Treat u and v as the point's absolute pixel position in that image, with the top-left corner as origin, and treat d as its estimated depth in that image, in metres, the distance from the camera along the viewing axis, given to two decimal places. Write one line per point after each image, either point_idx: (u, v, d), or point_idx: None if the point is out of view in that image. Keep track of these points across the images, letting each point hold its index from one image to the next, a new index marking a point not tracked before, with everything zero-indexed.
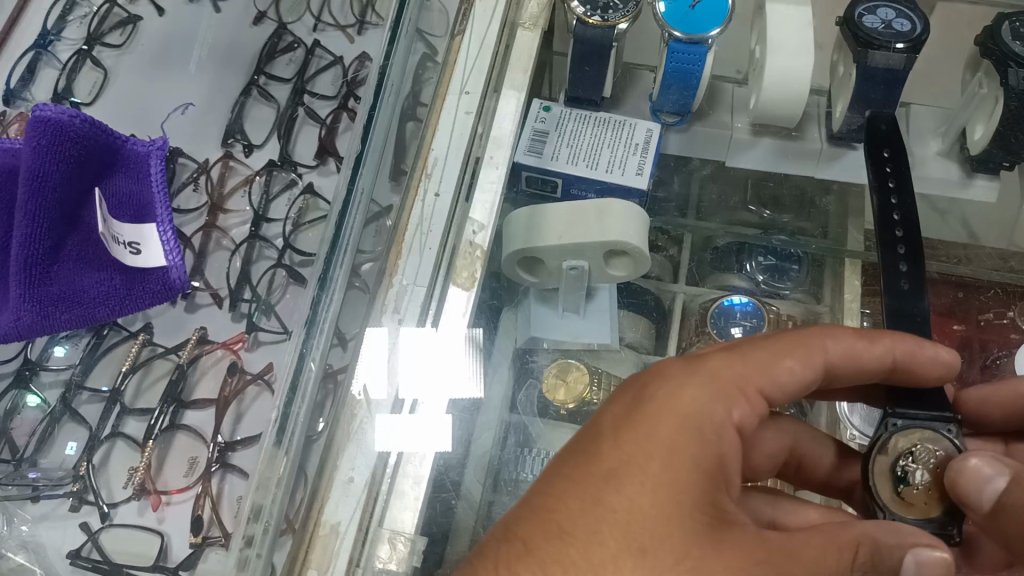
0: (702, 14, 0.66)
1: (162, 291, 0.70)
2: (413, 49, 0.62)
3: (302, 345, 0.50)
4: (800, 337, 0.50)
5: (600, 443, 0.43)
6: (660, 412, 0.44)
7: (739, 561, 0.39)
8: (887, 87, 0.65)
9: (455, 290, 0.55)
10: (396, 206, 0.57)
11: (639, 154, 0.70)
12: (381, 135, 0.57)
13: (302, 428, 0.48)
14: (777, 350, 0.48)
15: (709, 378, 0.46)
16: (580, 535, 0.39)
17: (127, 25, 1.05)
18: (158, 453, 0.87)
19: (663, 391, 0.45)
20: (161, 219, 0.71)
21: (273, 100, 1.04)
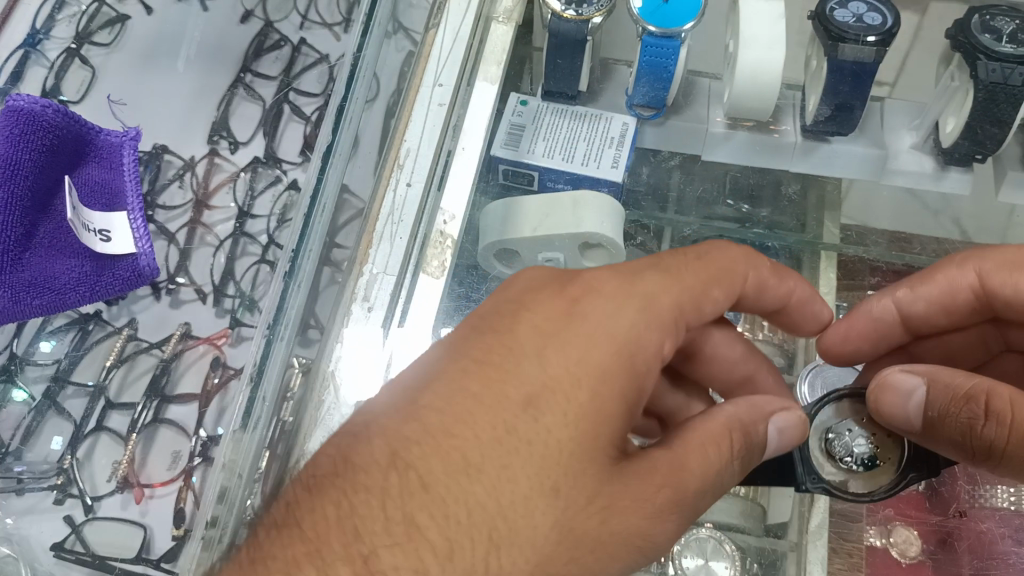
0: (676, 9, 0.66)
1: (133, 278, 0.76)
2: (385, 45, 0.64)
3: (269, 335, 0.52)
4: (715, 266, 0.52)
5: (520, 358, 0.44)
6: (584, 331, 0.45)
7: (638, 497, 0.42)
8: (854, 79, 0.66)
9: (426, 279, 0.58)
10: (369, 196, 0.58)
11: (615, 147, 0.70)
12: (352, 133, 0.59)
13: (265, 415, 0.50)
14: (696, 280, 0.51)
15: (635, 295, 0.47)
16: (488, 472, 0.41)
17: (116, 24, 1.05)
18: (141, 448, 0.88)
19: (592, 308, 0.46)
20: (131, 207, 0.77)
21: (259, 99, 1.04)
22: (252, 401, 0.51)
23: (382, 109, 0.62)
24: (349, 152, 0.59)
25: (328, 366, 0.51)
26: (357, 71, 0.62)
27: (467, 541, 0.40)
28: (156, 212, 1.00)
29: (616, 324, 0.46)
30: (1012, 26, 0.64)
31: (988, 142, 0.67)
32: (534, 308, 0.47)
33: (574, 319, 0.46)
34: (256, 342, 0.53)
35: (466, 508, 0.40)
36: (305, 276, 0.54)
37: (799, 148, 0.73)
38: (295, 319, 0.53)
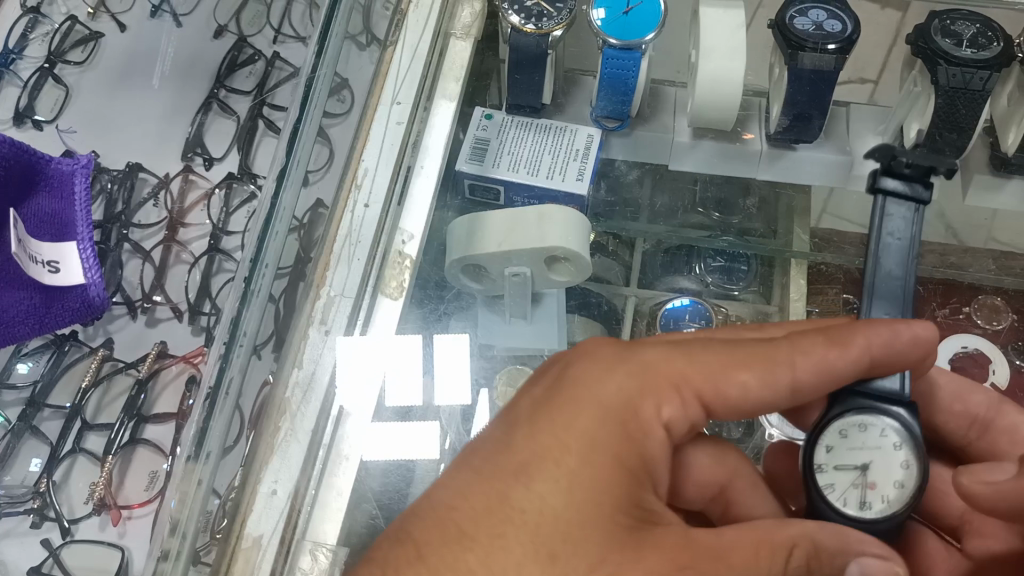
0: (636, 20, 0.66)
1: (82, 309, 0.78)
2: (344, 48, 0.64)
3: (223, 357, 0.51)
4: (770, 348, 0.46)
5: (572, 399, 0.45)
6: (589, 411, 0.45)
7: (661, 567, 0.40)
8: (813, 88, 0.66)
9: (384, 300, 0.58)
10: (329, 210, 0.60)
11: (579, 160, 0.70)
12: (310, 143, 0.59)
13: (222, 435, 0.50)
14: (730, 362, 0.46)
15: (627, 377, 0.46)
16: (491, 533, 0.41)
17: (89, 42, 1.04)
18: (118, 468, 0.88)
19: (590, 376, 0.46)
20: (82, 237, 0.75)
21: (232, 113, 1.03)
22: (204, 424, 0.50)
23: (351, 125, 0.62)
24: (323, 168, 0.61)
25: (286, 393, 0.53)
26: (312, 87, 0.60)
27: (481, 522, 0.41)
28: (130, 231, 1.01)
29: (612, 386, 0.46)
30: (972, 31, 0.65)
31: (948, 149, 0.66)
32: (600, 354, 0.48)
33: (566, 389, 0.46)
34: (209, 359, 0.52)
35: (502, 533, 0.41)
36: (279, 294, 0.55)
37: (764, 156, 0.73)
38: (253, 335, 0.53)
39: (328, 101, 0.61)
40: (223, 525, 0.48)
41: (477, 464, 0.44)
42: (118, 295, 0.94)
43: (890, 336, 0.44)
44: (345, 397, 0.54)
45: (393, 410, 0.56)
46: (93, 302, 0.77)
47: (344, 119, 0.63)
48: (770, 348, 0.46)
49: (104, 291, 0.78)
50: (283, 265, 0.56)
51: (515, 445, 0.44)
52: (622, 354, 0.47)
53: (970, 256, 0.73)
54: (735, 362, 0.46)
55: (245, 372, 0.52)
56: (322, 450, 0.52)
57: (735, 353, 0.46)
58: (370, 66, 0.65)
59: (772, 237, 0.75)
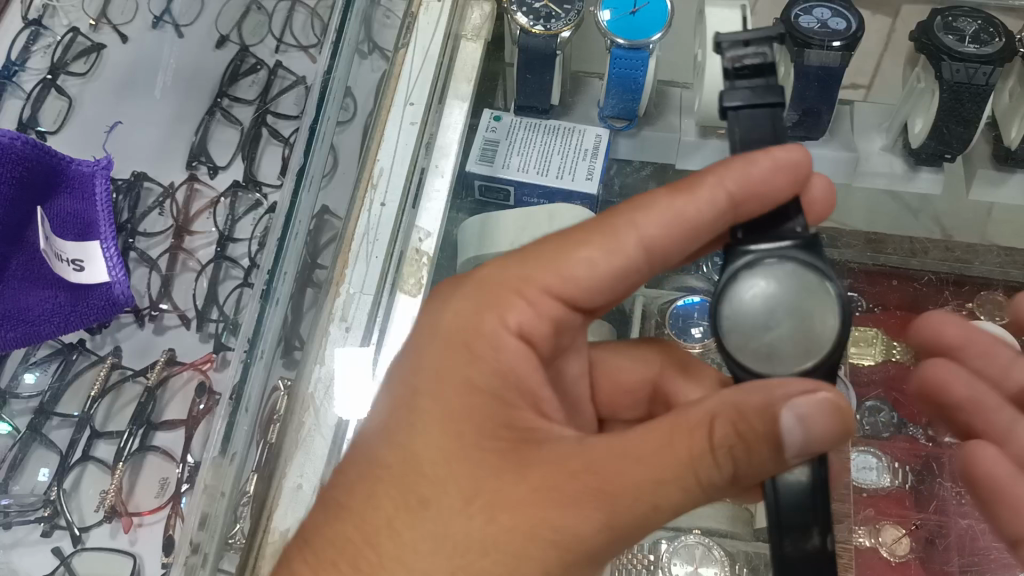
0: (643, 20, 0.67)
1: (107, 307, 0.78)
2: (355, 63, 0.62)
3: (246, 358, 0.51)
4: (609, 226, 0.49)
5: (427, 340, 0.47)
6: (438, 345, 0.47)
7: (543, 483, 0.41)
8: (821, 85, 0.67)
9: (403, 297, 0.58)
10: (344, 214, 0.59)
11: (589, 159, 0.71)
12: (324, 153, 0.58)
13: (246, 438, 0.50)
14: (578, 243, 0.50)
15: (480, 305, 0.48)
16: (358, 500, 0.43)
17: (91, 53, 1.04)
18: (128, 476, 0.88)
19: (433, 311, 0.49)
20: (104, 237, 0.80)
21: (237, 123, 1.03)
22: (228, 431, 0.49)
23: (358, 129, 0.62)
24: (328, 173, 0.59)
25: (308, 389, 0.53)
26: (328, 88, 0.59)
27: (359, 491, 0.43)
28: (136, 239, 0.99)
29: (456, 310, 0.48)
30: (974, 26, 0.66)
31: (954, 142, 0.68)
32: (448, 289, 0.50)
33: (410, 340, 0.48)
34: (231, 366, 0.51)
35: (373, 489, 0.43)
36: (291, 296, 0.54)
37: None
38: (273, 338, 0.52)
39: (339, 112, 0.60)
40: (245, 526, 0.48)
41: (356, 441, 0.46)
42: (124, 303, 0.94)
43: (743, 170, 0.46)
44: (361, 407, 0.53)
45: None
46: (117, 300, 0.77)
47: (350, 126, 0.61)
48: (614, 228, 0.49)
49: (128, 289, 0.78)
50: (300, 269, 0.55)
51: (377, 401, 0.46)
52: (457, 287, 0.50)
53: (975, 252, 0.76)
54: (586, 249, 0.49)
55: (267, 378, 0.51)
56: (345, 447, 0.51)
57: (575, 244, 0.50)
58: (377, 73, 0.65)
59: None
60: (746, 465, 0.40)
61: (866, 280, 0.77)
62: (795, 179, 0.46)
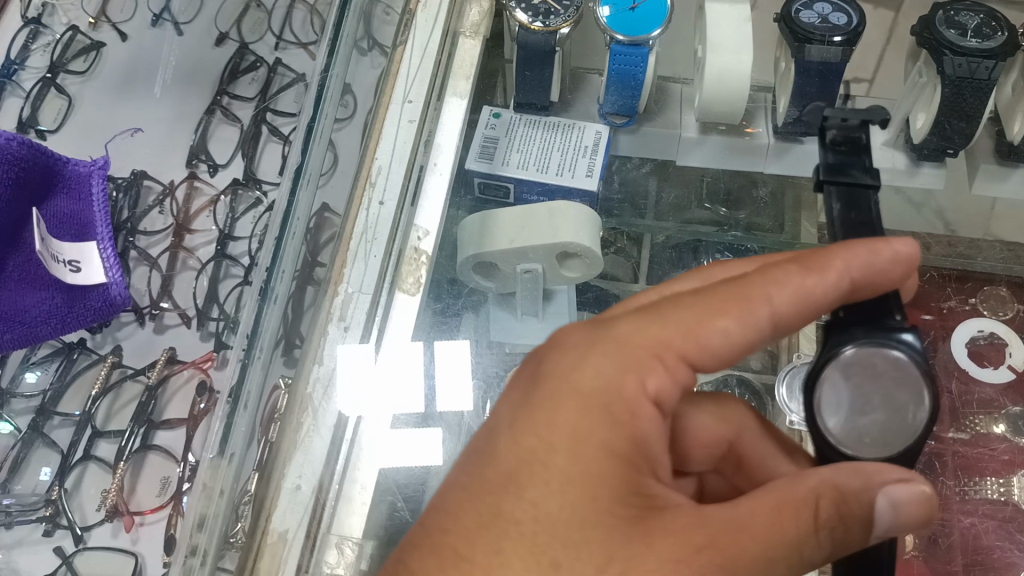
0: (642, 16, 0.67)
1: (104, 308, 0.78)
2: (354, 58, 0.61)
3: (244, 357, 0.50)
4: (743, 287, 0.43)
5: (559, 397, 0.41)
6: (564, 396, 0.41)
7: (671, 555, 0.37)
8: (822, 79, 0.66)
9: (401, 296, 0.59)
10: (342, 213, 0.59)
11: (588, 156, 0.71)
12: (321, 151, 0.57)
13: (245, 436, 0.49)
14: (709, 309, 0.43)
15: (615, 357, 0.42)
16: (480, 560, 0.37)
17: (91, 51, 1.04)
18: (130, 475, 0.87)
19: (567, 360, 0.42)
20: (102, 238, 0.80)
21: (237, 120, 1.03)
22: (226, 430, 0.48)
23: (357, 128, 0.62)
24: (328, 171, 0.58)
25: (307, 389, 0.53)
26: (326, 86, 0.58)
27: (474, 541, 0.38)
28: (137, 238, 1.00)
29: (596, 371, 0.42)
30: (976, 21, 0.65)
31: (956, 136, 0.67)
32: (569, 335, 0.44)
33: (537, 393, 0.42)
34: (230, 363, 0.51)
35: (494, 550, 0.37)
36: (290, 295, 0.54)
37: (771, 150, 0.73)
38: (269, 337, 0.51)
39: (337, 110, 0.59)
40: (242, 528, 0.47)
41: (463, 482, 0.40)
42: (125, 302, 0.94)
43: (869, 257, 0.42)
44: (365, 401, 0.55)
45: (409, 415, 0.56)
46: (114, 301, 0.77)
47: (349, 124, 0.61)
48: (744, 289, 0.43)
49: (126, 290, 0.78)
50: (296, 270, 0.54)
51: (494, 449, 0.40)
52: (596, 337, 0.43)
53: (978, 247, 0.75)
54: (716, 306, 0.43)
55: (265, 378, 0.50)
56: (345, 443, 0.53)
57: (707, 301, 0.43)
58: (374, 73, 0.64)
59: (779, 232, 0.74)
60: (836, 547, 0.40)
61: None
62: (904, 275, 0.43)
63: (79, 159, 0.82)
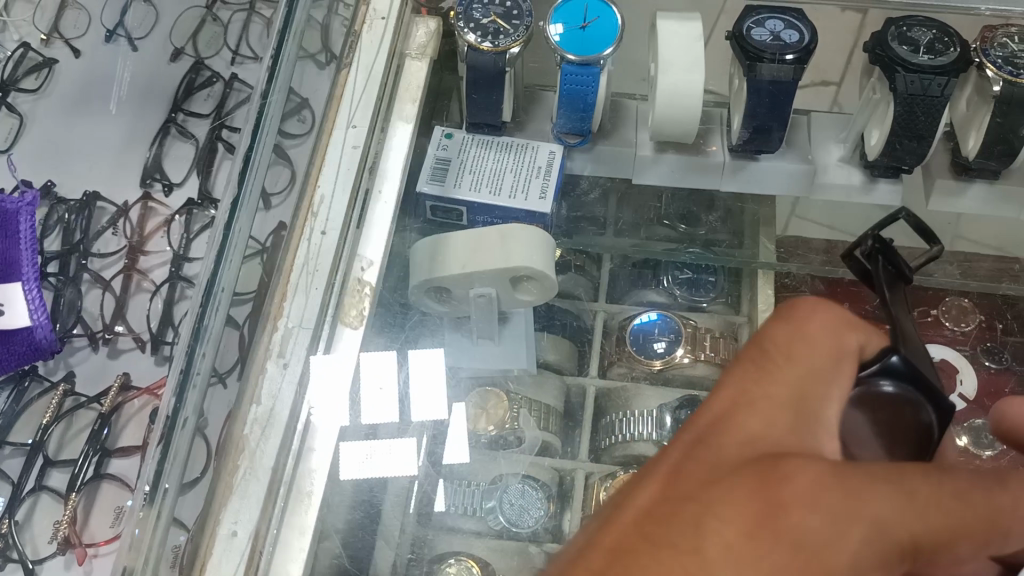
0: (593, 35, 0.66)
1: (29, 352, 0.81)
2: (299, 67, 0.66)
3: (181, 385, 0.53)
4: (996, 507, 0.38)
5: (786, 558, 0.34)
6: (808, 555, 0.34)
7: None
8: (771, 101, 0.65)
9: (346, 330, 0.58)
10: (286, 227, 0.61)
11: (542, 177, 0.69)
12: (265, 160, 0.61)
13: (181, 470, 0.52)
14: (969, 522, 0.37)
15: (867, 536, 0.35)
16: None
17: (43, 68, 1.00)
18: (82, 504, 0.85)
19: (806, 517, 0.35)
20: (26, 278, 0.80)
21: (192, 138, 1.01)
22: (165, 452, 0.51)
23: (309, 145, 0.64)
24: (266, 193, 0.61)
25: (244, 430, 0.53)
26: (264, 115, 0.62)
27: None
28: (90, 260, 0.97)
29: (854, 549, 0.35)
30: (929, 36, 0.64)
31: (908, 157, 0.68)
32: (802, 475, 0.36)
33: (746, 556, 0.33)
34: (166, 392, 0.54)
35: None
36: (241, 319, 0.57)
37: (727, 167, 0.72)
38: (208, 362, 0.55)
39: (284, 122, 0.64)
40: (187, 562, 0.49)
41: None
42: (78, 326, 0.91)
43: None
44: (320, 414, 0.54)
45: (363, 427, 0.57)
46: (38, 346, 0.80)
47: (303, 141, 0.64)
48: (993, 498, 0.38)
49: (51, 334, 0.81)
50: (240, 290, 0.58)
51: None
52: (847, 493, 0.36)
53: (939, 263, 0.72)
54: (971, 518, 0.37)
55: (202, 399, 0.54)
56: (280, 496, 0.52)
57: (975, 505, 0.37)
58: (328, 80, 0.67)
59: (738, 248, 0.74)
60: None
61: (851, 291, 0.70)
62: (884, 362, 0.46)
63: (10, 197, 0.82)
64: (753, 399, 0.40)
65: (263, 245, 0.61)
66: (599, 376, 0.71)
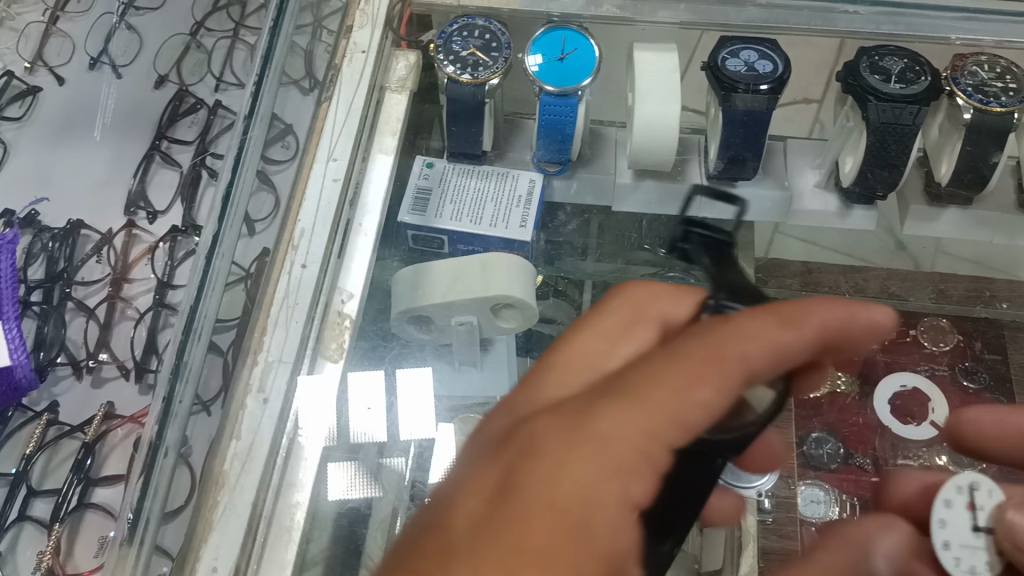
0: (571, 66, 0.67)
1: (10, 391, 0.85)
2: (281, 95, 0.68)
3: (162, 418, 0.54)
4: (712, 354, 0.41)
5: (592, 463, 0.39)
6: (602, 454, 0.39)
7: None
8: (746, 130, 0.67)
9: (327, 363, 0.59)
10: (269, 249, 0.61)
11: (522, 206, 0.70)
12: (246, 192, 0.63)
13: (163, 501, 0.52)
14: (692, 374, 0.40)
15: (645, 413, 0.40)
16: None
17: (26, 97, 1.01)
18: (67, 535, 0.82)
19: (594, 426, 0.40)
20: (6, 316, 0.86)
21: (176, 164, 1.00)
22: (145, 489, 0.52)
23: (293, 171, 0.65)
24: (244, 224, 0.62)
25: (223, 465, 0.54)
26: (245, 150, 0.64)
27: None
28: (74, 288, 0.95)
29: (637, 429, 0.40)
30: (900, 66, 0.66)
31: (880, 185, 0.69)
32: (590, 404, 0.41)
33: (521, 487, 0.38)
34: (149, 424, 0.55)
35: None
36: (225, 346, 0.59)
37: None
38: (191, 396, 0.56)
39: (266, 148, 0.65)
40: None
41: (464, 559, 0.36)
42: (62, 355, 0.91)
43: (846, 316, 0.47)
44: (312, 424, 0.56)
45: (349, 446, 0.58)
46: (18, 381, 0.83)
47: (287, 164, 0.65)
48: (718, 345, 0.42)
49: (30, 372, 0.84)
50: (223, 318, 0.59)
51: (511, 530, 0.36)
52: (621, 399, 0.40)
53: (914, 285, 0.74)
54: (699, 372, 0.40)
55: (184, 431, 0.55)
56: (259, 533, 0.52)
57: (713, 352, 0.41)
58: (310, 108, 0.68)
59: None
60: None
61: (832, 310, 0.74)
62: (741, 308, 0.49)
63: None
64: (546, 378, 0.48)
65: (246, 269, 0.61)
66: None
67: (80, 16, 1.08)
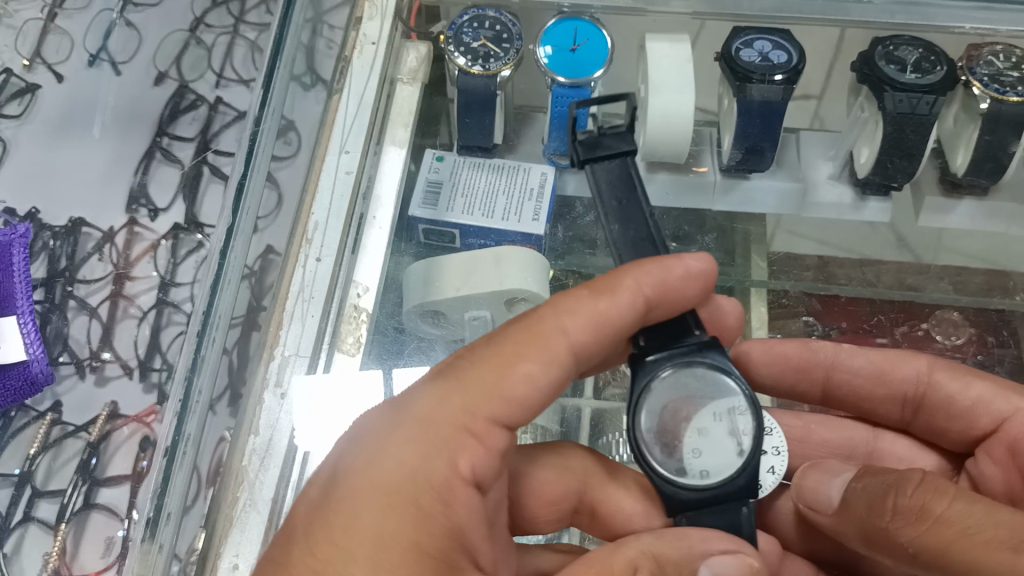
0: (584, 58, 0.66)
1: (25, 386, 0.83)
2: (291, 89, 0.67)
3: (181, 412, 0.55)
4: (529, 330, 0.46)
5: (388, 437, 0.43)
6: (427, 424, 0.43)
7: None
8: (763, 120, 0.66)
9: (341, 356, 0.62)
10: (284, 252, 0.64)
11: (534, 200, 0.69)
12: (258, 188, 0.62)
13: (182, 493, 0.53)
14: (508, 356, 0.45)
15: (454, 390, 0.44)
16: None
17: (25, 94, 0.99)
18: (72, 536, 0.82)
19: (414, 400, 0.45)
20: (21, 310, 0.84)
21: (177, 161, 0.98)
22: (164, 485, 0.53)
23: (301, 163, 0.67)
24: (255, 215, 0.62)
25: (243, 461, 0.56)
26: (257, 141, 0.63)
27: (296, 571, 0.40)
28: (75, 287, 0.93)
29: (444, 402, 0.44)
30: (916, 55, 0.65)
31: (898, 175, 0.68)
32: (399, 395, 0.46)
33: (353, 474, 0.42)
34: (167, 418, 0.55)
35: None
36: (232, 344, 0.59)
37: (719, 187, 0.72)
38: (207, 391, 0.56)
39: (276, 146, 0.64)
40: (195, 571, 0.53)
41: (359, 500, 0.41)
42: (64, 354, 0.89)
43: (662, 274, 0.46)
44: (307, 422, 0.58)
45: None
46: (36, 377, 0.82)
47: (293, 162, 0.67)
48: (533, 326, 0.46)
49: (47, 367, 0.83)
50: (235, 316, 0.59)
51: (383, 471, 0.42)
52: (532, 345, 0.45)
53: (926, 277, 0.73)
54: (513, 350, 0.45)
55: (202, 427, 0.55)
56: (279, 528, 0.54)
57: (504, 343, 0.46)
58: (319, 104, 0.70)
59: (731, 264, 0.73)
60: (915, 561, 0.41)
61: (840, 305, 0.73)
62: (704, 288, 0.48)
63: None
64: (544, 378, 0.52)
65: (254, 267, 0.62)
66: (595, 397, 0.70)
67: (77, 12, 1.05)
